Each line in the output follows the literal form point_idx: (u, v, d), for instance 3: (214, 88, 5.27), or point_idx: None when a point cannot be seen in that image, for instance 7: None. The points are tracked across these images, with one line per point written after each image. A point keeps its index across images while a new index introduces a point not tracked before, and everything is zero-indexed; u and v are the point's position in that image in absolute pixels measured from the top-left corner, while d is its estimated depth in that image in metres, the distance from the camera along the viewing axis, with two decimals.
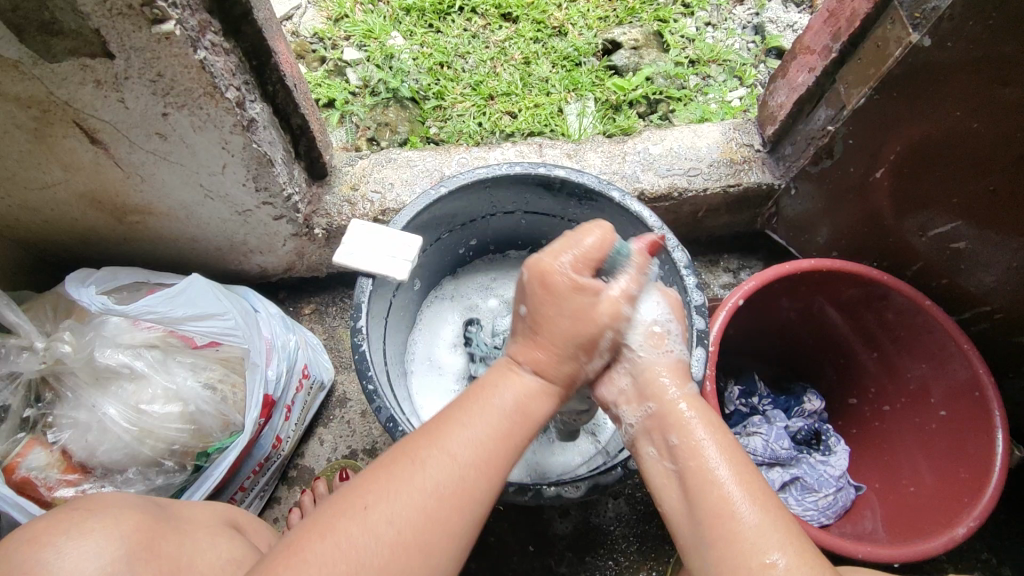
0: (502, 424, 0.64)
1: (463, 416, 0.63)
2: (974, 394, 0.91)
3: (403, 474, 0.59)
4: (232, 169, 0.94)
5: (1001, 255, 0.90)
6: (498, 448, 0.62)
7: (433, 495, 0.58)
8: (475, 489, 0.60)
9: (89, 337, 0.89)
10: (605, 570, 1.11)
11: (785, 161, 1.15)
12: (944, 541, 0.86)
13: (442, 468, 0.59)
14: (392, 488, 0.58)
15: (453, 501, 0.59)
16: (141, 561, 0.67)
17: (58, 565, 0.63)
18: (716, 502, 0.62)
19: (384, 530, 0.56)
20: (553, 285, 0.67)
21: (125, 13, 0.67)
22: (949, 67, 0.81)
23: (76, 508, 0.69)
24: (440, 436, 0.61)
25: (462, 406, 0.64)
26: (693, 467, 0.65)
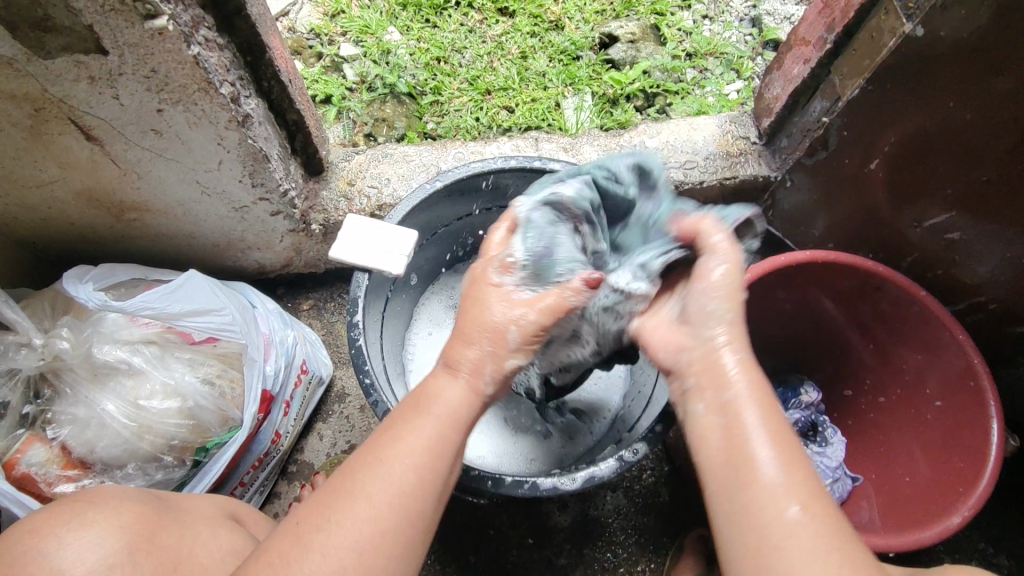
0: (433, 430, 0.63)
1: (404, 425, 0.63)
2: (969, 383, 0.91)
3: (333, 487, 0.59)
4: (228, 166, 0.94)
5: (996, 245, 0.90)
6: (433, 454, 0.62)
7: (365, 499, 0.58)
8: (409, 487, 0.59)
9: (87, 334, 0.90)
10: (604, 562, 1.12)
11: (781, 154, 1.15)
12: (938, 530, 0.86)
13: (374, 472, 0.59)
14: (323, 503, 0.58)
15: (389, 509, 0.58)
16: (140, 552, 0.67)
17: (59, 557, 0.63)
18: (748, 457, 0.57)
19: (316, 541, 0.56)
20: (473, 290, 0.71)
21: (117, 8, 0.67)
22: (942, 57, 0.81)
23: (76, 501, 0.70)
24: (374, 446, 0.61)
25: (394, 418, 0.64)
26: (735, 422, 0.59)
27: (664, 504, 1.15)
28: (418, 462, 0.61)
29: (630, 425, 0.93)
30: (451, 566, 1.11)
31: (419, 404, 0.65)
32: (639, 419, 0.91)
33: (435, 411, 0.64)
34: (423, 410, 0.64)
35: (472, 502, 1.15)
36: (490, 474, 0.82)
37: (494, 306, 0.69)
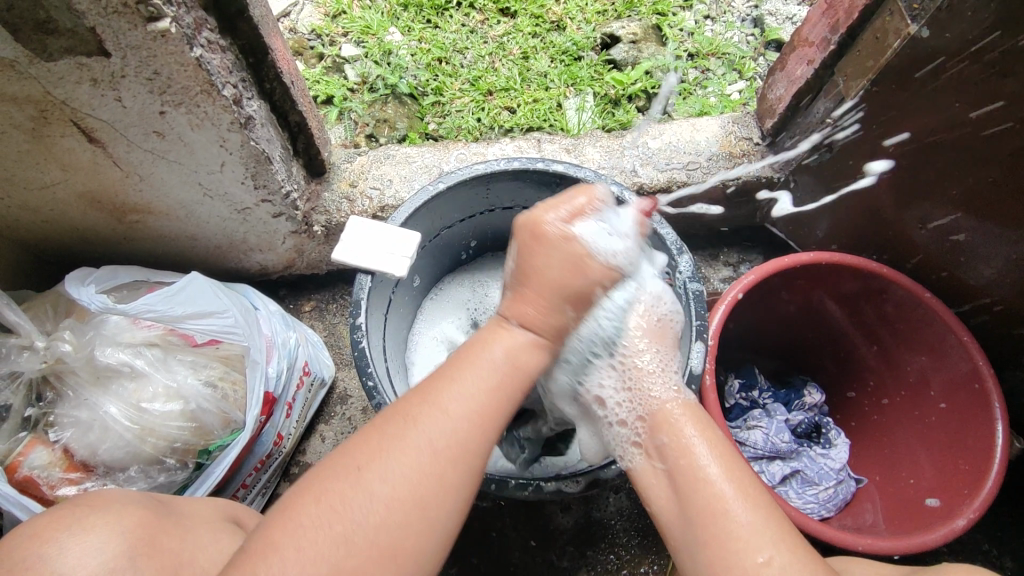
0: (495, 380, 0.65)
1: (464, 374, 0.65)
2: (974, 385, 0.91)
3: (392, 437, 0.61)
4: (230, 168, 0.94)
5: (1001, 247, 0.90)
6: (494, 404, 0.64)
7: (428, 453, 0.60)
8: (469, 445, 0.62)
9: (89, 336, 0.90)
10: (607, 564, 1.12)
11: (784, 155, 1.15)
12: (943, 533, 0.85)
13: (437, 424, 0.61)
14: (383, 448, 0.60)
15: (451, 457, 0.61)
16: (142, 557, 0.67)
17: (63, 561, 0.64)
18: (707, 501, 0.65)
19: (377, 490, 0.58)
20: (544, 235, 0.69)
21: (119, 11, 0.67)
22: (947, 58, 0.80)
23: (79, 504, 0.70)
24: (432, 393, 0.63)
25: (453, 363, 0.66)
26: (684, 467, 0.68)
27: None
28: (476, 419, 0.63)
29: None
30: (454, 568, 1.11)
31: (476, 355, 0.66)
32: None
33: (496, 358, 0.66)
34: (485, 358, 0.66)
35: (474, 504, 1.15)
36: (494, 477, 0.82)
37: (553, 241, 0.68)
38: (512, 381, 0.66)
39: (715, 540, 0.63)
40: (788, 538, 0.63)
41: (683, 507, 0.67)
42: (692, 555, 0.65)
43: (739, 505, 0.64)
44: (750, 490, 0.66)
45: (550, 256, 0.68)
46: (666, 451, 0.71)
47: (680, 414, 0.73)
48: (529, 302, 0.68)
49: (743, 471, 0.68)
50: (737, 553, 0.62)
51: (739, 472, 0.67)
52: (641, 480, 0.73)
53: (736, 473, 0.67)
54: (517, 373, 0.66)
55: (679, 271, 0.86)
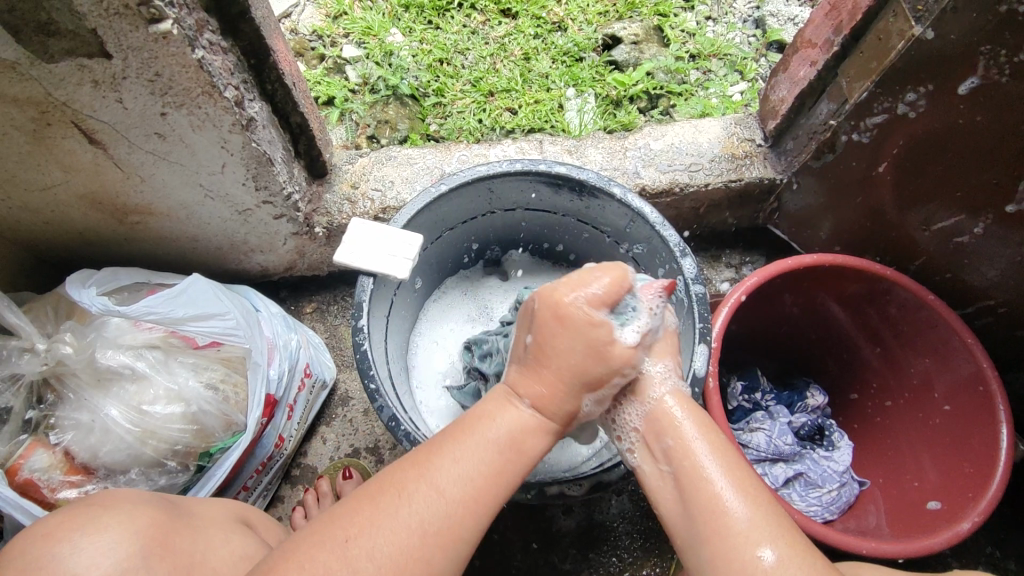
0: (493, 461, 0.63)
1: (465, 450, 0.63)
2: (978, 388, 0.91)
3: (385, 510, 0.59)
4: (231, 169, 0.94)
5: (1006, 249, 0.89)
6: (488, 487, 0.62)
7: (416, 531, 0.58)
8: (458, 526, 0.60)
9: (91, 338, 0.89)
10: (609, 567, 1.11)
11: (787, 156, 1.14)
12: (947, 536, 0.85)
13: (428, 503, 0.59)
14: (374, 522, 0.59)
15: (440, 537, 0.59)
16: (155, 557, 0.67)
17: (75, 561, 0.63)
18: (709, 502, 0.62)
19: (363, 567, 0.57)
20: (569, 317, 0.64)
21: (121, 12, 0.66)
22: (952, 59, 0.80)
23: (91, 505, 0.69)
24: (430, 469, 0.61)
25: (454, 434, 0.64)
26: (686, 465, 0.64)
27: None
28: (469, 499, 0.61)
29: None
30: None
31: (479, 428, 0.64)
32: None
33: (492, 436, 0.64)
34: (483, 433, 0.64)
35: None
36: None
37: (574, 322, 0.64)
38: (511, 463, 0.64)
39: (717, 535, 0.60)
40: (788, 532, 0.60)
41: (686, 506, 0.63)
42: (699, 557, 0.62)
43: (738, 501, 0.61)
44: (751, 485, 0.63)
45: (574, 340, 0.64)
46: (671, 454, 0.66)
47: (678, 409, 0.68)
48: (558, 393, 0.65)
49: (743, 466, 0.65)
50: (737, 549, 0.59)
51: (740, 468, 0.64)
52: (643, 479, 0.69)
53: (738, 469, 0.64)
54: (517, 453, 0.64)
55: (685, 274, 0.86)
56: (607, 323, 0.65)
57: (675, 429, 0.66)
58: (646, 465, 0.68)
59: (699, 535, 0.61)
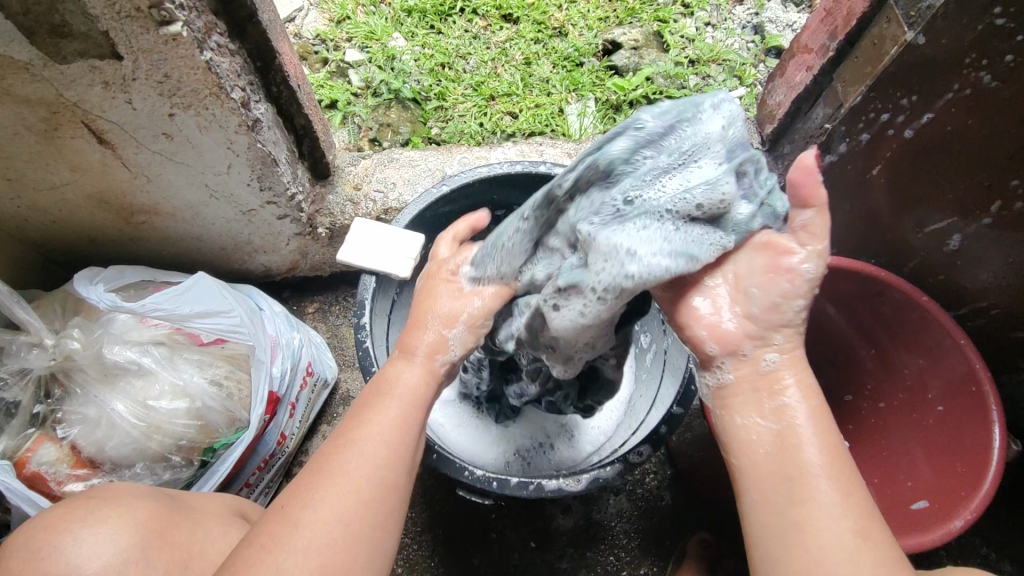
0: (398, 406, 0.68)
1: (370, 406, 0.68)
2: (972, 388, 0.92)
3: (310, 474, 0.63)
4: (237, 169, 0.95)
5: (997, 251, 0.91)
6: (398, 425, 0.67)
7: (344, 476, 0.62)
8: (381, 462, 0.64)
9: (97, 335, 0.91)
10: (607, 566, 1.12)
11: (784, 160, 1.16)
12: (941, 532, 0.87)
13: (347, 451, 0.63)
14: (302, 486, 0.62)
15: (369, 480, 0.62)
16: (153, 548, 0.70)
17: (75, 552, 0.67)
18: (809, 465, 0.59)
19: (302, 517, 0.59)
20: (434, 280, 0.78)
21: (133, 15, 0.68)
22: (942, 64, 0.82)
23: (92, 497, 0.72)
24: (341, 432, 0.65)
25: (362, 401, 0.69)
26: (793, 428, 0.61)
27: (666, 508, 1.16)
28: (386, 439, 0.65)
29: (632, 429, 0.95)
30: (454, 568, 1.12)
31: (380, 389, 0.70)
32: (645, 419, 0.92)
33: (395, 393, 0.69)
34: (383, 391, 0.69)
35: (476, 504, 1.16)
36: (496, 475, 0.83)
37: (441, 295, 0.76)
38: (417, 411, 0.69)
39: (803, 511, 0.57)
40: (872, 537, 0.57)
41: (782, 465, 0.60)
42: (776, 522, 0.58)
43: (830, 477, 0.58)
44: (844, 474, 0.59)
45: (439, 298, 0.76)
46: (782, 412, 0.62)
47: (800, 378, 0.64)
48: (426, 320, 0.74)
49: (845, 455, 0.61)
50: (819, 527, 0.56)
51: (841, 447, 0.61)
52: (733, 431, 0.65)
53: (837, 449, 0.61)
54: (419, 398, 0.70)
55: None
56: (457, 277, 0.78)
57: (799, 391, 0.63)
58: (742, 416, 0.64)
59: (789, 495, 0.58)
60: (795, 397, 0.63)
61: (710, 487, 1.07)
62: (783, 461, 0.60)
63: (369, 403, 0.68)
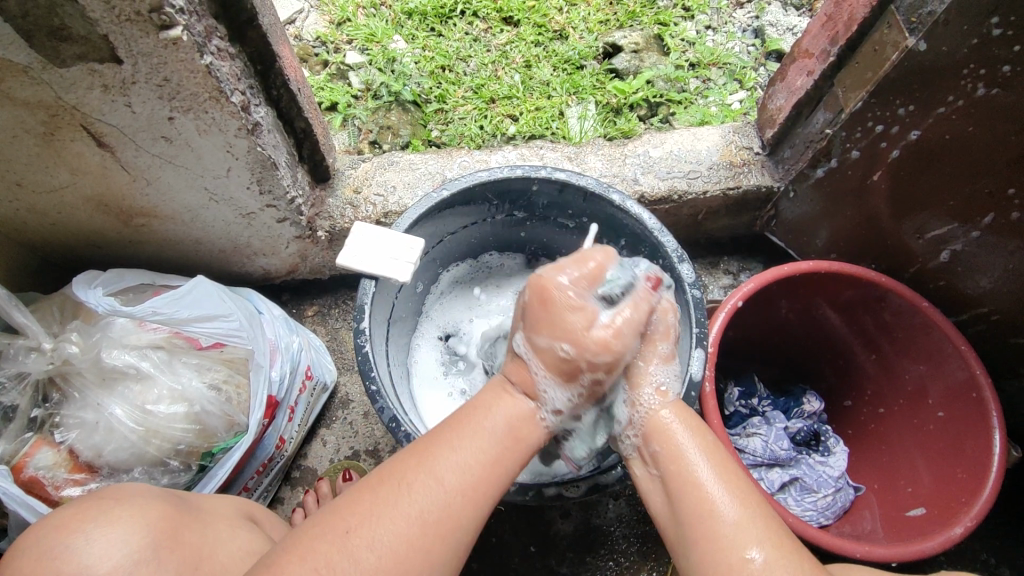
0: (494, 450, 0.69)
1: (466, 445, 0.68)
2: (971, 394, 0.92)
3: (385, 501, 0.63)
4: (236, 173, 0.95)
5: (997, 258, 0.91)
6: (485, 479, 0.67)
7: (416, 521, 0.62)
8: (457, 516, 0.64)
9: (96, 338, 0.90)
10: (606, 571, 1.12)
11: (784, 164, 1.16)
12: (941, 539, 0.86)
13: (430, 493, 0.64)
14: (374, 514, 0.62)
15: (438, 525, 0.63)
16: (164, 550, 0.69)
17: (87, 553, 0.66)
18: (696, 501, 0.68)
19: (363, 556, 0.60)
20: (552, 301, 0.73)
21: (132, 19, 0.68)
22: (943, 70, 0.82)
23: (105, 497, 0.72)
24: (431, 462, 0.66)
25: (457, 427, 0.70)
26: (673, 468, 0.72)
27: None
28: (468, 492, 0.65)
29: None
30: None
31: (478, 422, 0.71)
32: None
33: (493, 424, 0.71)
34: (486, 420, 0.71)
35: None
36: None
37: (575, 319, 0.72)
38: (511, 454, 0.70)
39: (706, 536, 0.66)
40: (776, 535, 0.66)
41: (675, 505, 0.70)
42: (687, 554, 0.68)
43: (727, 505, 0.67)
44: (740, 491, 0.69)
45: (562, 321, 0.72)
46: (658, 458, 0.74)
47: (671, 419, 0.75)
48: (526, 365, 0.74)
49: (731, 465, 0.72)
50: (722, 532, 0.65)
51: (726, 460, 0.72)
52: (638, 484, 0.76)
53: (721, 458, 0.72)
54: (515, 447, 0.71)
55: (684, 282, 0.88)
56: (588, 303, 0.73)
57: (663, 436, 0.74)
58: (637, 468, 0.77)
59: (690, 536, 0.67)
60: (661, 444, 0.74)
61: None
62: (678, 499, 0.70)
63: (461, 428, 0.70)
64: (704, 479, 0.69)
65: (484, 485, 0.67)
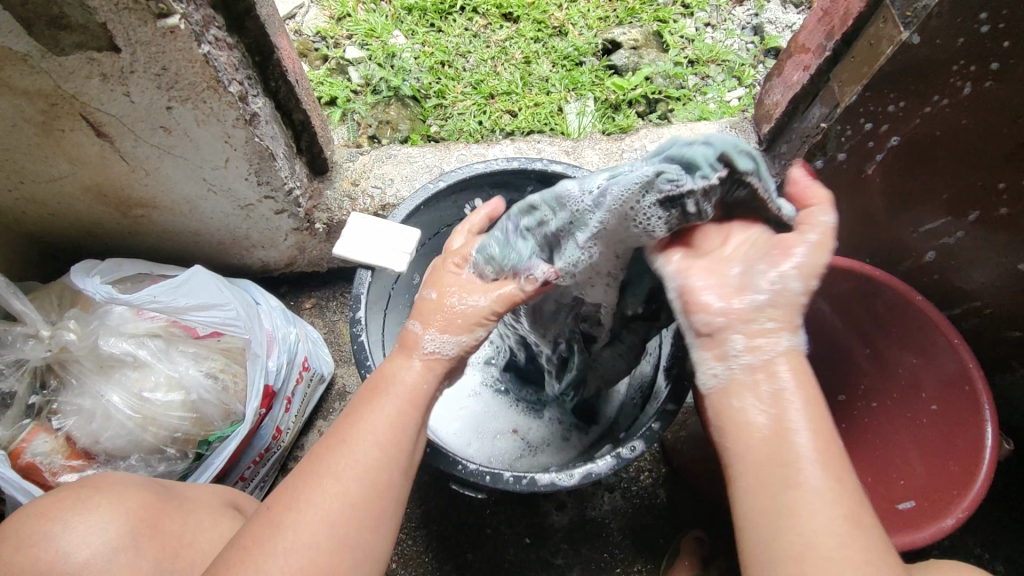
0: (399, 406, 0.68)
1: (367, 405, 0.67)
2: (964, 388, 0.92)
3: (302, 472, 0.63)
4: (234, 164, 0.96)
5: (991, 251, 0.92)
6: (397, 430, 0.66)
7: (334, 479, 0.62)
8: (374, 465, 0.63)
9: (94, 326, 0.91)
10: (601, 562, 1.13)
11: (780, 159, 1.16)
12: (932, 532, 0.87)
13: (343, 456, 0.63)
14: (293, 486, 0.62)
15: (354, 483, 0.62)
16: (143, 536, 0.71)
17: (65, 541, 0.68)
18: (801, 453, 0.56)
19: (286, 520, 0.60)
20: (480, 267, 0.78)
21: (131, 7, 0.69)
22: (936, 64, 0.82)
23: (83, 486, 0.73)
24: (339, 429, 0.65)
25: (363, 395, 0.69)
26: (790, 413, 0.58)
27: (661, 506, 1.16)
28: (381, 441, 0.65)
29: (642, 404, 0.94)
30: (449, 565, 1.12)
31: (379, 389, 0.69)
32: (639, 417, 0.92)
33: (394, 391, 0.69)
34: (391, 386, 0.69)
35: (472, 500, 1.16)
36: (489, 470, 0.83)
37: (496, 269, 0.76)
38: (415, 409, 0.69)
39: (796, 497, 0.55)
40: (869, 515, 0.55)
41: (771, 451, 0.57)
42: (766, 508, 0.56)
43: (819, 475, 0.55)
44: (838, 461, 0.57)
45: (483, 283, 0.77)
46: (777, 398, 0.58)
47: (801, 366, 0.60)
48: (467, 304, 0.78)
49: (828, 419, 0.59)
50: (819, 552, 0.52)
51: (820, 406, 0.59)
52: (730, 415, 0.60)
53: (815, 402, 0.58)
54: (418, 397, 0.69)
55: None
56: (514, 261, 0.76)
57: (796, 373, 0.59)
58: (739, 400, 0.60)
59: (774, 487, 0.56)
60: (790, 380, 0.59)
61: (704, 485, 1.07)
62: (774, 448, 0.57)
63: (373, 393, 0.69)
64: (807, 467, 0.55)
65: (395, 432, 0.66)
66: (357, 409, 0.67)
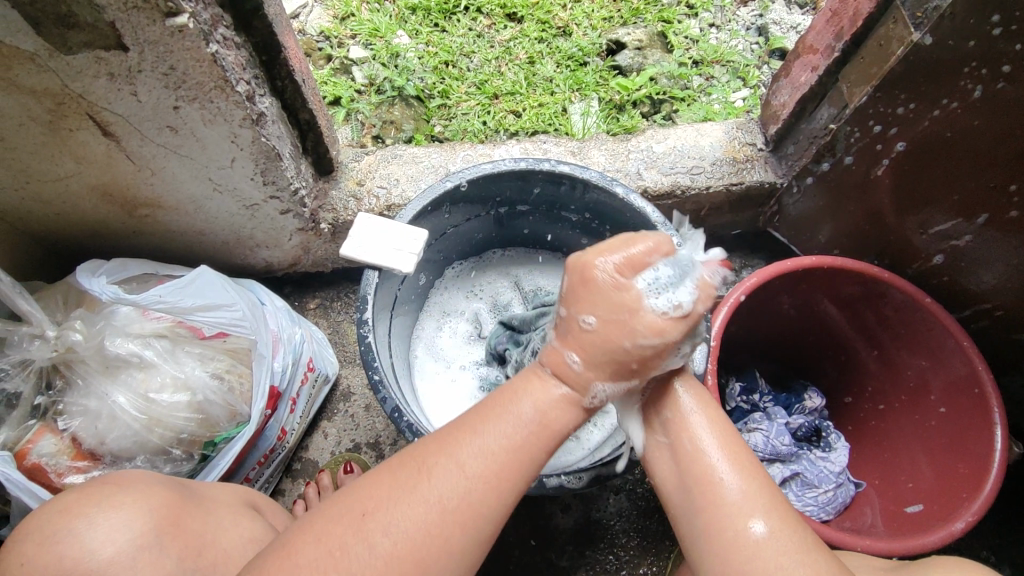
0: (521, 436, 0.62)
1: (486, 427, 0.63)
2: (973, 390, 0.92)
3: (402, 484, 0.60)
4: (240, 163, 0.95)
5: (1000, 254, 0.91)
6: (514, 463, 0.62)
7: (437, 507, 0.59)
8: (476, 502, 0.60)
9: (100, 326, 0.90)
10: (606, 564, 1.12)
11: (787, 160, 1.16)
12: (942, 534, 0.86)
13: (449, 479, 0.60)
14: (390, 498, 0.60)
15: (455, 515, 0.59)
16: (167, 536, 0.70)
17: (90, 537, 0.67)
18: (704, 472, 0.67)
19: (378, 542, 0.58)
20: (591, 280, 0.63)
21: (140, 6, 0.68)
22: (949, 65, 0.81)
23: (105, 483, 0.72)
24: (450, 445, 0.62)
25: (482, 411, 0.64)
26: (683, 437, 0.69)
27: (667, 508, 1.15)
28: (491, 479, 0.61)
29: None
30: None
31: (502, 411, 0.63)
32: None
33: (525, 413, 0.64)
34: (514, 411, 0.63)
35: None
36: None
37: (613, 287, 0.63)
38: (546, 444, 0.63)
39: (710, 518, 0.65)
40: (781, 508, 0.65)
41: (681, 476, 0.68)
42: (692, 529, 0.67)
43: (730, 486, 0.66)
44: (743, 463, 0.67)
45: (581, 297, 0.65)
46: (668, 425, 0.71)
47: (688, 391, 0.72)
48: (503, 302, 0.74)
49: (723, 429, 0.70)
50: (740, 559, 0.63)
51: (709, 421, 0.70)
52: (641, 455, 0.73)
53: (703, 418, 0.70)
54: (550, 433, 0.64)
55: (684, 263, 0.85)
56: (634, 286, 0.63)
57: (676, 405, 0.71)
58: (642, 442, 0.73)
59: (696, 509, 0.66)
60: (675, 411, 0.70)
61: None
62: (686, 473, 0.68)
63: (491, 411, 0.64)
64: (721, 482, 0.66)
65: (508, 470, 0.61)
66: (478, 423, 0.63)
